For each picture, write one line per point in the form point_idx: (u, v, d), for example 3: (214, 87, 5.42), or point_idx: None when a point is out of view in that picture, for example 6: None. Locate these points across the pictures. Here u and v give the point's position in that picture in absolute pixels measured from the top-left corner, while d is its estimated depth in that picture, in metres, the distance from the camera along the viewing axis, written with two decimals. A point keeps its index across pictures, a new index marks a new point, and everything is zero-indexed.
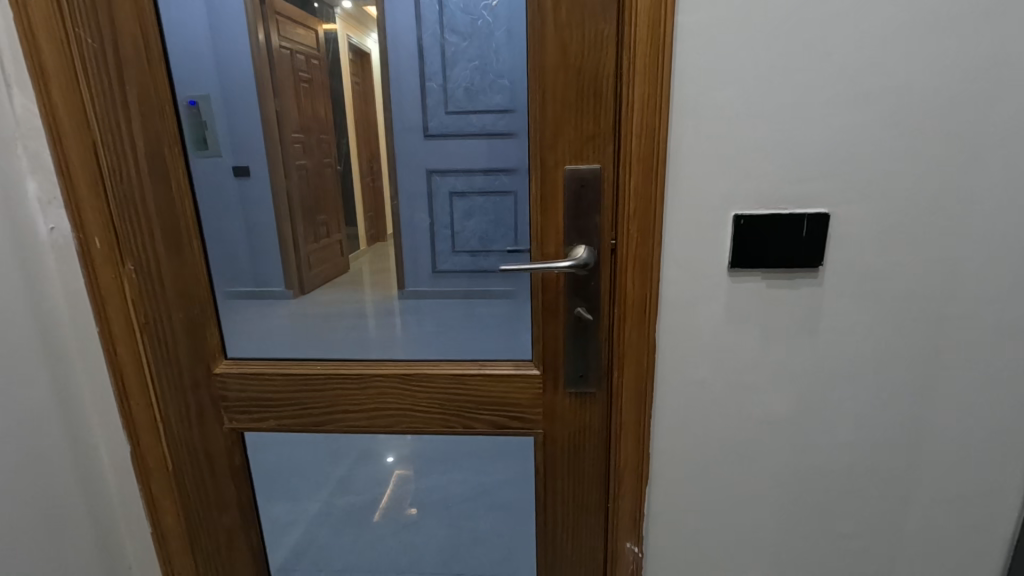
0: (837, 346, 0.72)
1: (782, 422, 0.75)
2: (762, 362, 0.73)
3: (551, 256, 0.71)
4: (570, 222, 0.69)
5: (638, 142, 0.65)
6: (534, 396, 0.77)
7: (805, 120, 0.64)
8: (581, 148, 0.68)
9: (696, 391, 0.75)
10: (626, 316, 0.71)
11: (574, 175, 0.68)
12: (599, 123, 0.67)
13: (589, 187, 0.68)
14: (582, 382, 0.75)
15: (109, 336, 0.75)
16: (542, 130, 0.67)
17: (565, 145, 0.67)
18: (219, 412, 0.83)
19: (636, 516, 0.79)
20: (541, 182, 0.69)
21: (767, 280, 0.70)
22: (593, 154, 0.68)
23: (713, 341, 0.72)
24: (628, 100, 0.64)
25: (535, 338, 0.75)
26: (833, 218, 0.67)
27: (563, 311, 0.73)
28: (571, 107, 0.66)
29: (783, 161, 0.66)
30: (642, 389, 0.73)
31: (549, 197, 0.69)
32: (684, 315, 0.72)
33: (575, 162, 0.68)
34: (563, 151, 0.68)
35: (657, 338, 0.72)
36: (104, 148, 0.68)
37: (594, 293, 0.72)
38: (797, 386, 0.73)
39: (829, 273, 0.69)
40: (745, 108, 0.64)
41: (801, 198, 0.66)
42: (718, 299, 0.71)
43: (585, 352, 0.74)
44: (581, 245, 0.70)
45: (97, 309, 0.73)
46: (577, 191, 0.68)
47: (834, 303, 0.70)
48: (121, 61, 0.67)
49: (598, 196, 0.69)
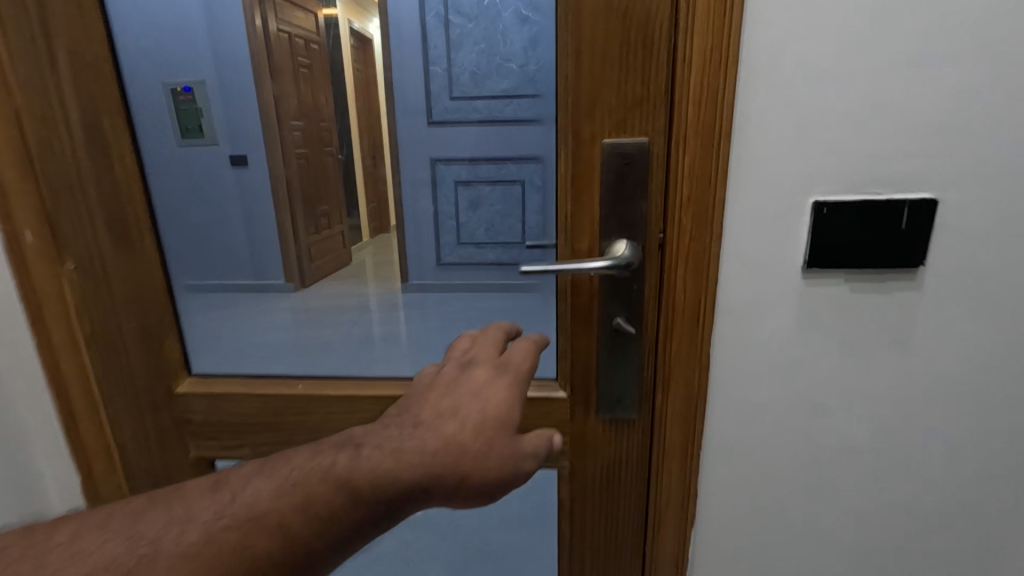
0: (933, 364, 0.58)
1: (861, 454, 0.62)
2: (840, 383, 0.59)
3: (583, 255, 0.58)
4: (607, 212, 0.56)
5: (698, 109, 0.51)
6: (559, 421, 0.64)
7: (913, 78, 0.50)
8: (626, 116, 0.53)
9: (758, 417, 0.61)
10: (675, 327, 0.57)
11: (615, 153, 0.54)
12: (648, 85, 0.52)
13: (635, 166, 0.54)
14: (619, 408, 0.61)
15: (50, 348, 0.62)
16: (576, 93, 0.53)
17: (604, 113, 0.53)
18: (182, 440, 0.69)
19: (679, 561, 0.66)
20: (572, 161, 0.55)
21: (851, 282, 0.56)
22: (639, 125, 0.53)
23: (780, 357, 0.59)
24: (686, 53, 0.50)
25: (562, 354, 0.62)
26: (941, 205, 0.53)
27: (597, 321, 0.59)
28: (615, 63, 0.52)
29: (882, 133, 0.51)
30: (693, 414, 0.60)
31: (581, 181, 0.55)
32: (746, 324, 0.58)
33: (617, 133, 0.54)
34: (601, 122, 0.53)
35: (712, 354, 0.59)
36: (27, 117, 0.55)
37: (636, 301, 0.58)
38: (882, 412, 0.60)
39: (930, 275, 0.55)
40: (837, 64, 0.50)
41: (900, 180, 0.53)
42: (791, 306, 0.57)
43: (624, 372, 0.60)
44: (621, 239, 0.56)
45: (32, 316, 0.61)
46: (619, 173, 0.54)
47: (934, 310, 0.56)
48: (43, 5, 0.53)
49: (645, 177, 0.54)
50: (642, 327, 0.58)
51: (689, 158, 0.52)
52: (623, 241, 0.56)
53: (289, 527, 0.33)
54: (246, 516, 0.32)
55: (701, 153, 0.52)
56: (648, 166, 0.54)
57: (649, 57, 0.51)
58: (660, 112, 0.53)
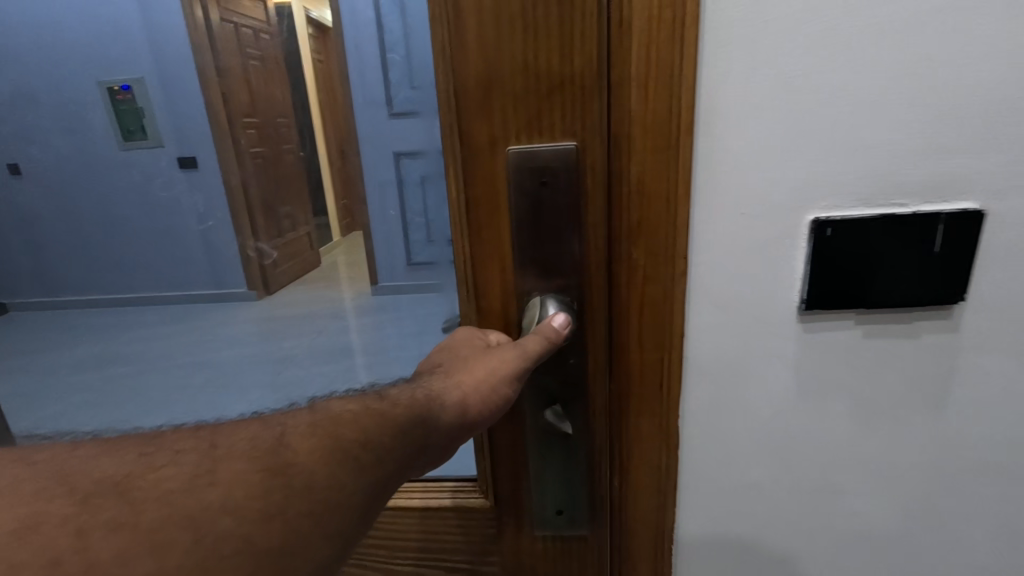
0: (973, 423, 0.44)
1: (879, 542, 0.47)
2: (852, 454, 0.45)
3: (497, 306, 0.42)
4: (524, 254, 0.40)
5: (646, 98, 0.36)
6: (485, 536, 0.50)
7: (949, 39, 0.35)
8: (541, 109, 0.36)
9: (746, 503, 0.46)
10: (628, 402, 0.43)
11: (530, 167, 0.37)
12: (570, 64, 0.35)
13: (559, 188, 0.38)
14: (560, 517, 0.47)
15: None
16: (465, 80, 0.36)
17: (509, 108, 0.37)
18: None
19: None
20: (466, 178, 0.39)
21: (866, 327, 0.41)
22: (562, 125, 0.37)
23: (771, 426, 0.44)
24: (622, 14, 0.34)
25: (481, 451, 0.46)
26: (987, 218, 0.38)
27: (522, 413, 0.44)
28: (520, 28, 0.35)
29: (907, 120, 0.36)
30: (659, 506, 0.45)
31: (482, 208, 0.39)
32: (726, 387, 0.43)
33: (532, 140, 0.37)
34: (505, 120, 0.37)
35: (682, 430, 0.44)
36: None
37: (574, 386, 0.42)
38: (909, 490, 0.46)
39: (970, 315, 0.41)
40: (836, 22, 0.34)
41: (932, 187, 0.38)
42: (785, 361, 0.42)
43: (563, 472, 0.45)
44: (548, 299, 0.40)
45: None
46: (536, 199, 0.38)
47: (975, 356, 0.42)
48: None
49: (576, 204, 0.38)
50: (582, 414, 0.43)
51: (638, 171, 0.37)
52: (550, 303, 0.40)
53: (374, 429, 0.30)
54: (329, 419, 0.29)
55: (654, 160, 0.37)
56: (579, 184, 0.38)
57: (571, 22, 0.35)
58: (593, 103, 0.36)
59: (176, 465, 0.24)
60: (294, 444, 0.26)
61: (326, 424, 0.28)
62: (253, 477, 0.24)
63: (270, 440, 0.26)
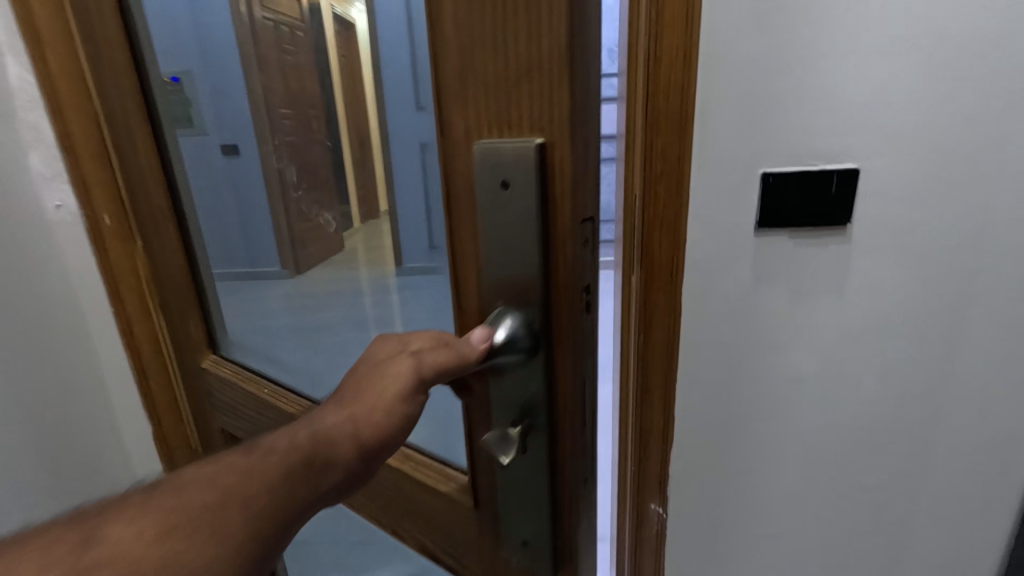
0: (862, 302, 0.71)
1: (808, 383, 0.75)
2: (788, 324, 0.73)
3: (474, 310, 0.44)
4: (491, 252, 0.41)
5: (573, 109, 0.35)
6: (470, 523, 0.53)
7: (836, 70, 0.62)
8: (518, 90, 0.36)
9: (723, 353, 0.74)
10: (577, 420, 0.44)
11: (491, 165, 0.38)
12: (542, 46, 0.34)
13: (518, 184, 0.37)
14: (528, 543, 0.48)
15: (124, 303, 0.86)
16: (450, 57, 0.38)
17: (481, 106, 0.37)
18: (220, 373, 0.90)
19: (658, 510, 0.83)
20: (450, 166, 0.41)
21: (794, 238, 0.69)
22: (527, 123, 0.36)
23: (738, 300, 0.72)
24: (656, 55, 0.61)
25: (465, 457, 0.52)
26: (863, 172, 0.65)
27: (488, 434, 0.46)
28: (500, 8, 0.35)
29: (816, 115, 0.63)
30: (586, 482, 0.46)
31: (462, 185, 0.41)
32: (709, 276, 0.71)
33: (500, 135, 0.37)
34: (478, 115, 0.38)
35: (686, 305, 0.72)
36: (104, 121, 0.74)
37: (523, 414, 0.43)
38: (825, 349, 0.73)
39: (856, 231, 0.68)
40: (775, 61, 0.62)
41: (831, 154, 0.65)
42: (747, 259, 0.70)
43: (531, 515, 0.46)
44: (508, 315, 0.41)
45: (113, 285, 0.85)
46: (496, 199, 0.39)
47: (862, 258, 0.69)
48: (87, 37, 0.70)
49: (538, 197, 0.37)
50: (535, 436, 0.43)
51: (573, 208, 0.37)
52: (505, 323, 0.41)
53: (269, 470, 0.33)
54: (219, 470, 0.32)
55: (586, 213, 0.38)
56: (532, 177, 0.37)
57: (530, 34, 0.34)
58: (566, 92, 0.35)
59: (38, 551, 0.26)
60: (154, 507, 0.29)
61: (196, 481, 0.31)
62: (131, 534, 0.27)
63: (143, 504, 0.29)
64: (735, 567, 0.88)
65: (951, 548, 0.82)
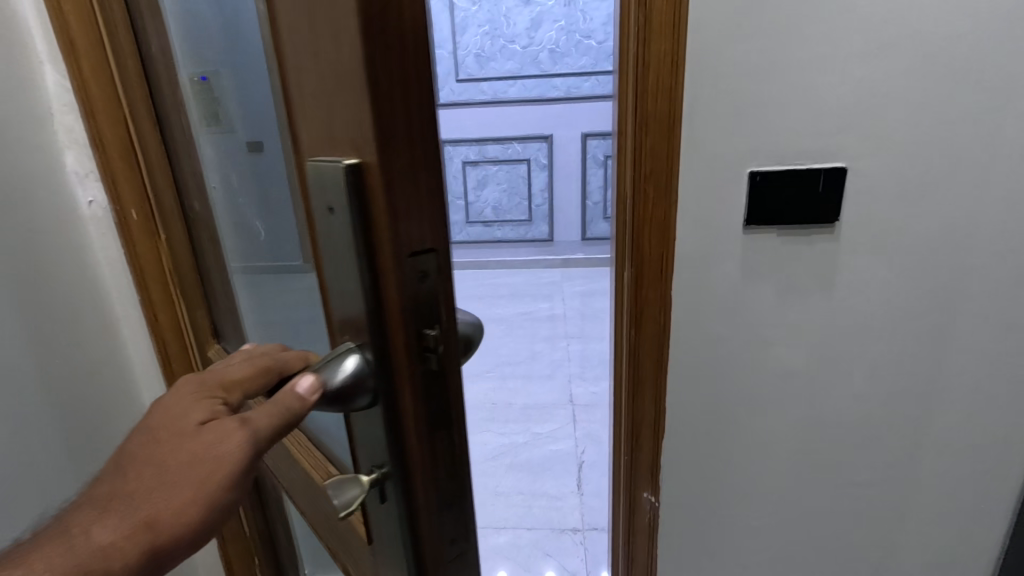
0: (851, 298, 0.72)
1: (798, 377, 0.77)
2: (778, 318, 0.74)
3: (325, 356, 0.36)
4: (331, 284, 0.32)
5: (378, 110, 0.26)
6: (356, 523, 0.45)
7: (824, 71, 0.63)
8: (332, 95, 0.27)
9: (713, 348, 0.76)
10: (437, 471, 0.34)
11: (318, 189, 0.30)
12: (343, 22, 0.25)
13: (337, 208, 0.29)
14: None
15: (155, 322, 0.79)
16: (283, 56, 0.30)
17: (312, 116, 0.29)
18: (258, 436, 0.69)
19: (651, 499, 0.86)
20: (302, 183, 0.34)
21: (783, 235, 0.70)
22: (344, 136, 0.28)
23: (727, 295, 0.73)
24: (645, 59, 0.64)
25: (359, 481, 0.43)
26: (852, 171, 0.67)
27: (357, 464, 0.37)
28: None
29: (803, 115, 0.65)
30: (451, 544, 0.37)
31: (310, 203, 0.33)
32: (699, 272, 0.73)
33: (326, 149, 0.29)
34: (310, 127, 0.30)
35: (675, 301, 0.74)
36: (134, 123, 0.70)
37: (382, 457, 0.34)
38: (815, 343, 0.75)
39: (845, 229, 0.69)
40: (763, 62, 0.63)
41: (819, 153, 0.66)
42: (736, 256, 0.72)
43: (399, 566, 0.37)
44: (349, 354, 0.31)
45: (143, 298, 0.78)
46: (326, 225, 0.30)
47: (851, 256, 0.70)
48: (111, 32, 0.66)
49: (356, 223, 0.28)
50: (390, 485, 0.34)
51: (397, 228, 0.28)
52: (343, 365, 0.31)
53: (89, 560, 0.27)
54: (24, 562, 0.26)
55: (424, 234, 0.30)
56: (348, 199, 0.28)
57: (326, 12, 0.26)
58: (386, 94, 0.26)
59: None
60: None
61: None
62: None
63: None
64: (728, 558, 0.90)
65: (942, 541, 0.84)
